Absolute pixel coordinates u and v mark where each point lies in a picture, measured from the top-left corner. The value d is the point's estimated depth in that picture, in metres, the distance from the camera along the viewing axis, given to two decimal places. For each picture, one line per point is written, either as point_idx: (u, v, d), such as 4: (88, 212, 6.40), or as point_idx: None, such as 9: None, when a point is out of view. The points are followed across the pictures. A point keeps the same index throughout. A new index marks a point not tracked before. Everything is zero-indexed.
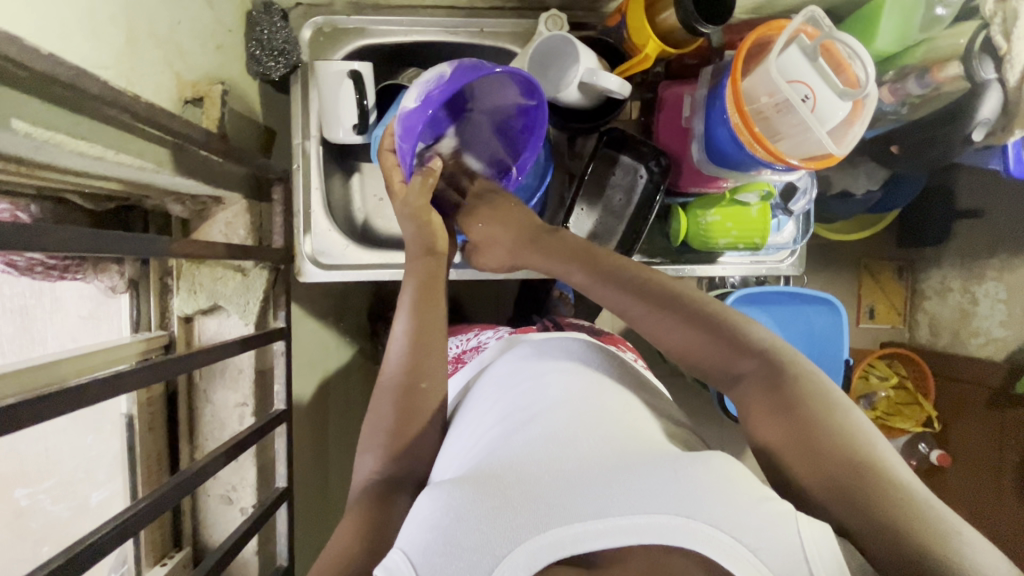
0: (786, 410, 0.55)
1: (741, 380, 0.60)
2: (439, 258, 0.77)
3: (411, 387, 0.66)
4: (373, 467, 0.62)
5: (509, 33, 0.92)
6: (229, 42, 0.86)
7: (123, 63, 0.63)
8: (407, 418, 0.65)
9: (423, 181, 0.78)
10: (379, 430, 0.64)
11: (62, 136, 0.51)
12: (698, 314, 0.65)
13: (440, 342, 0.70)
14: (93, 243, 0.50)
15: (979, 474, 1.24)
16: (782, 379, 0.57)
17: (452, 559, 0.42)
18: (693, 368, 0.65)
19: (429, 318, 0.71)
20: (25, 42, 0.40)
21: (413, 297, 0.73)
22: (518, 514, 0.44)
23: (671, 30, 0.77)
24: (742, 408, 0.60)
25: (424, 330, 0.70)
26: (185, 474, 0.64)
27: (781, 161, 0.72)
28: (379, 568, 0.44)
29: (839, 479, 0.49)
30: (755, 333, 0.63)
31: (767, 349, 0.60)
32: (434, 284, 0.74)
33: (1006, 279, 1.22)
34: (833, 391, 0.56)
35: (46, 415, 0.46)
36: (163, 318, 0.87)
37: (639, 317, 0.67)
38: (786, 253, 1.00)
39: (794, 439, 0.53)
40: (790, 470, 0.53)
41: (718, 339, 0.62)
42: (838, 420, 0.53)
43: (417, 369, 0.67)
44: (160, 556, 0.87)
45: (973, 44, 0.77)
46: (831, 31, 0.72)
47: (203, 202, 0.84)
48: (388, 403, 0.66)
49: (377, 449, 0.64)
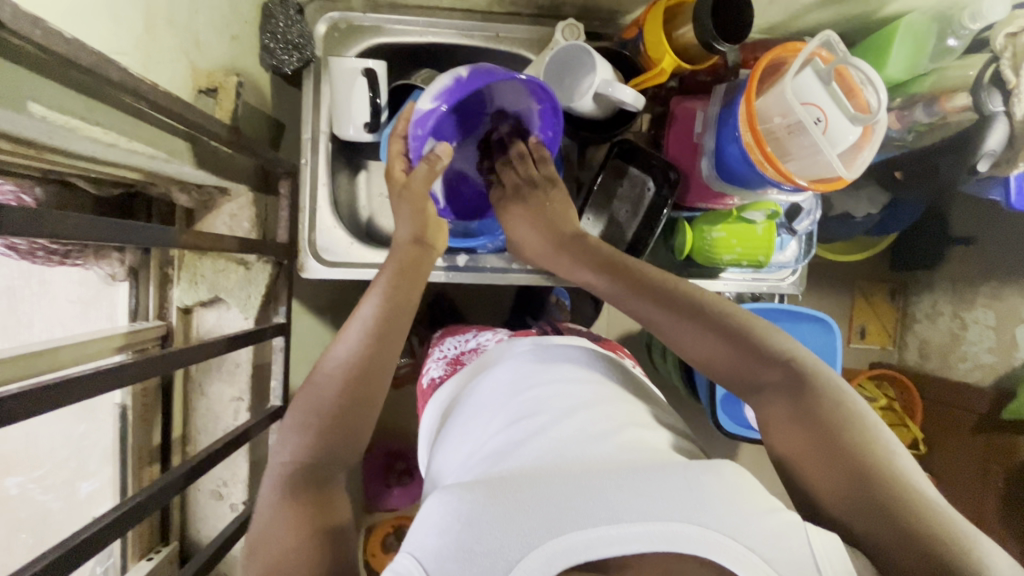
0: (804, 421, 0.56)
1: (761, 390, 0.61)
2: (426, 249, 0.74)
3: (362, 378, 0.59)
4: (298, 449, 0.55)
5: (525, 38, 0.93)
6: (245, 33, 0.85)
7: (140, 49, 0.62)
8: (349, 409, 0.57)
9: (429, 169, 0.73)
10: (326, 410, 0.57)
11: (77, 121, 0.51)
12: (721, 323, 0.64)
13: (398, 343, 0.63)
14: (104, 231, 0.49)
15: (961, 497, 1.26)
16: (805, 391, 0.58)
17: (465, 564, 0.41)
18: (712, 376, 0.65)
19: (399, 312, 0.64)
20: (50, 27, 0.40)
21: (390, 280, 0.67)
22: (533, 519, 0.43)
23: (687, 45, 0.78)
24: (761, 416, 0.61)
25: (393, 320, 0.64)
26: (179, 471, 0.63)
27: (791, 182, 0.72)
28: (389, 572, 0.43)
29: (859, 491, 0.51)
30: (778, 340, 0.63)
31: (791, 358, 0.61)
32: (415, 272, 0.70)
33: (996, 306, 1.24)
34: (852, 400, 0.57)
35: (48, 406, 0.45)
36: (162, 308, 0.86)
37: (662, 325, 0.67)
38: (787, 272, 1.02)
39: (811, 451, 0.55)
40: (809, 480, 0.54)
41: (743, 350, 0.62)
42: (860, 433, 0.54)
43: (371, 359, 0.60)
44: (147, 550, 0.86)
45: (983, 75, 0.79)
46: (847, 55, 0.72)
47: (209, 193, 0.83)
48: (334, 387, 0.58)
49: (310, 425, 0.56)
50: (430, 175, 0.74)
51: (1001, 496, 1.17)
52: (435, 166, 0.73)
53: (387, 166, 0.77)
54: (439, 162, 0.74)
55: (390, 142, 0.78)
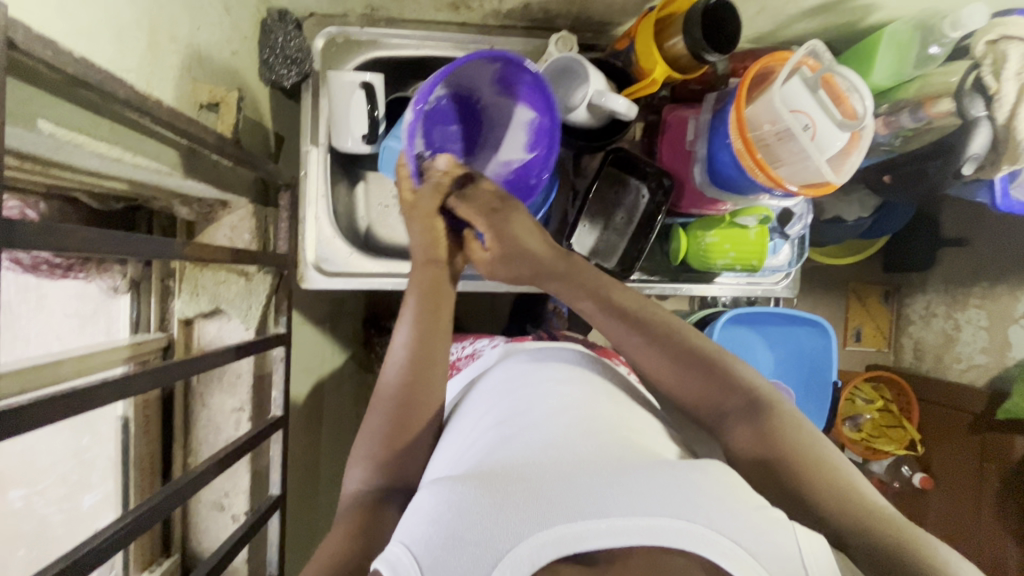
0: (768, 440, 0.61)
1: (726, 416, 0.65)
2: (443, 266, 0.77)
3: (406, 398, 0.67)
4: (365, 475, 0.64)
5: (520, 50, 0.95)
6: (245, 48, 0.86)
7: (144, 66, 0.63)
8: (400, 428, 0.66)
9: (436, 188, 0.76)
10: (382, 437, 0.65)
11: (84, 136, 0.52)
12: (693, 351, 0.70)
13: (442, 361, 0.70)
14: (111, 243, 0.50)
15: (958, 497, 1.27)
16: (763, 415, 0.63)
17: (454, 552, 0.43)
18: (682, 406, 0.70)
19: (432, 332, 0.71)
20: (60, 46, 0.41)
21: (416, 308, 0.73)
22: (522, 510, 0.45)
23: (679, 56, 0.80)
24: (728, 442, 0.64)
25: (425, 350, 0.70)
26: (182, 482, 0.64)
27: (781, 187, 0.74)
28: (380, 560, 0.45)
29: (836, 501, 0.55)
30: (739, 369, 0.68)
31: (754, 387, 0.66)
32: (438, 293, 0.75)
33: (988, 306, 1.25)
34: (808, 427, 0.63)
35: (57, 416, 0.46)
36: (164, 319, 0.86)
37: (637, 348, 0.72)
38: (781, 276, 1.03)
39: (781, 461, 0.59)
40: (790, 492, 0.57)
41: (710, 377, 0.67)
42: (818, 451, 0.59)
43: (413, 386, 0.68)
44: (149, 562, 0.86)
45: (965, 82, 0.81)
46: (832, 65, 0.74)
47: (210, 205, 0.84)
48: (383, 410, 0.67)
49: (365, 458, 0.65)
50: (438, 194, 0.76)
51: (998, 495, 1.18)
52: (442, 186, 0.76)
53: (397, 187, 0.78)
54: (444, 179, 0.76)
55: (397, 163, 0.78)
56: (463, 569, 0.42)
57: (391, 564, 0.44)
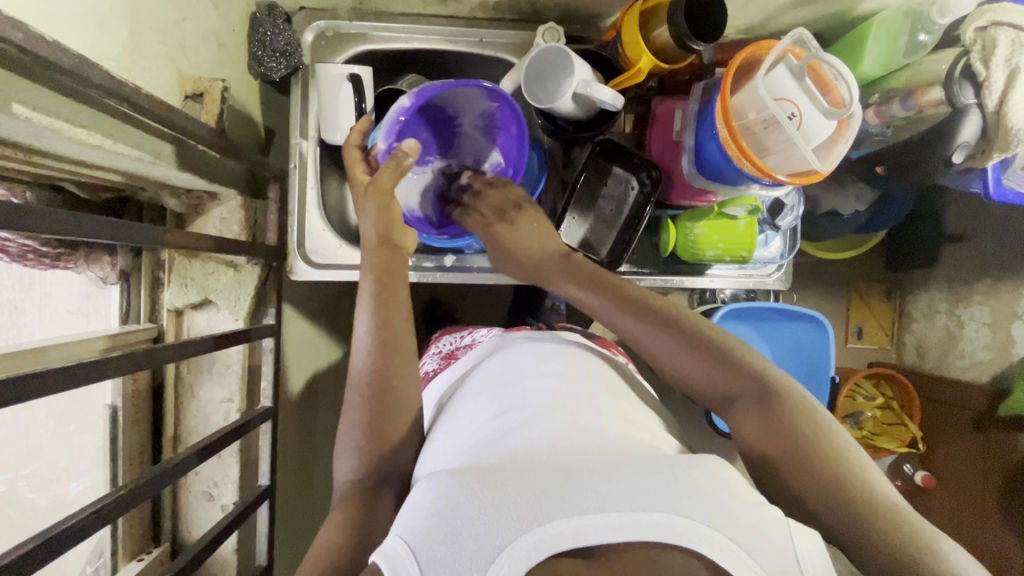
0: (774, 427, 0.60)
1: (734, 402, 0.64)
2: (396, 247, 0.77)
3: (381, 385, 0.67)
4: (354, 466, 0.64)
5: (505, 43, 0.95)
6: (233, 42, 0.87)
7: (126, 55, 0.64)
8: (381, 417, 0.65)
9: (396, 164, 0.77)
10: (362, 429, 0.65)
11: (61, 123, 0.53)
12: (700, 339, 0.68)
13: (405, 340, 0.71)
14: (92, 228, 0.51)
15: (961, 496, 1.25)
16: (774, 404, 0.61)
17: (452, 548, 0.42)
18: (693, 393, 0.69)
19: (391, 318, 0.71)
20: (31, 29, 0.42)
21: (374, 292, 0.73)
22: (519, 505, 0.44)
23: (664, 45, 0.79)
24: (735, 427, 0.63)
25: (390, 329, 0.70)
26: (165, 465, 0.64)
27: (769, 176, 0.73)
28: (378, 553, 0.44)
29: (838, 496, 0.54)
30: (746, 353, 0.67)
31: (763, 371, 0.64)
32: (393, 277, 0.75)
33: (991, 302, 1.24)
34: (818, 412, 0.61)
35: (34, 395, 0.46)
36: (153, 310, 0.87)
37: (641, 339, 0.71)
38: (774, 267, 1.03)
39: (782, 454, 0.58)
40: (799, 486, 0.56)
41: (716, 362, 0.66)
42: (828, 441, 0.58)
43: (384, 370, 0.68)
44: (137, 551, 0.86)
45: (955, 68, 0.80)
46: (818, 52, 0.74)
47: (198, 197, 0.85)
48: (359, 402, 0.66)
49: (354, 449, 0.65)
50: (398, 172, 0.77)
51: (1003, 493, 1.16)
52: (402, 162, 0.77)
53: (349, 172, 0.81)
54: (406, 159, 0.77)
55: (348, 159, 0.81)
56: (462, 564, 0.41)
57: (389, 560, 0.43)
